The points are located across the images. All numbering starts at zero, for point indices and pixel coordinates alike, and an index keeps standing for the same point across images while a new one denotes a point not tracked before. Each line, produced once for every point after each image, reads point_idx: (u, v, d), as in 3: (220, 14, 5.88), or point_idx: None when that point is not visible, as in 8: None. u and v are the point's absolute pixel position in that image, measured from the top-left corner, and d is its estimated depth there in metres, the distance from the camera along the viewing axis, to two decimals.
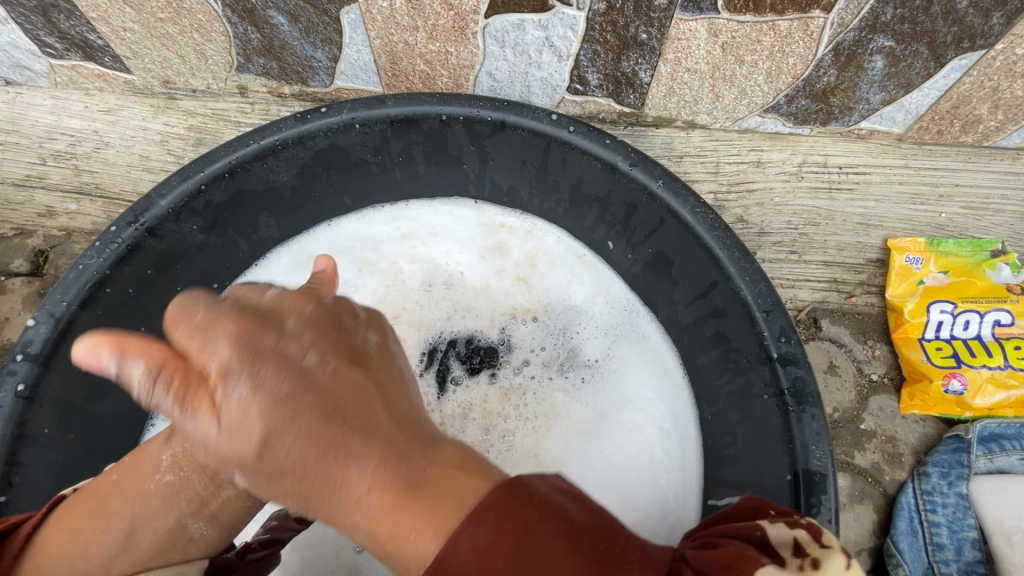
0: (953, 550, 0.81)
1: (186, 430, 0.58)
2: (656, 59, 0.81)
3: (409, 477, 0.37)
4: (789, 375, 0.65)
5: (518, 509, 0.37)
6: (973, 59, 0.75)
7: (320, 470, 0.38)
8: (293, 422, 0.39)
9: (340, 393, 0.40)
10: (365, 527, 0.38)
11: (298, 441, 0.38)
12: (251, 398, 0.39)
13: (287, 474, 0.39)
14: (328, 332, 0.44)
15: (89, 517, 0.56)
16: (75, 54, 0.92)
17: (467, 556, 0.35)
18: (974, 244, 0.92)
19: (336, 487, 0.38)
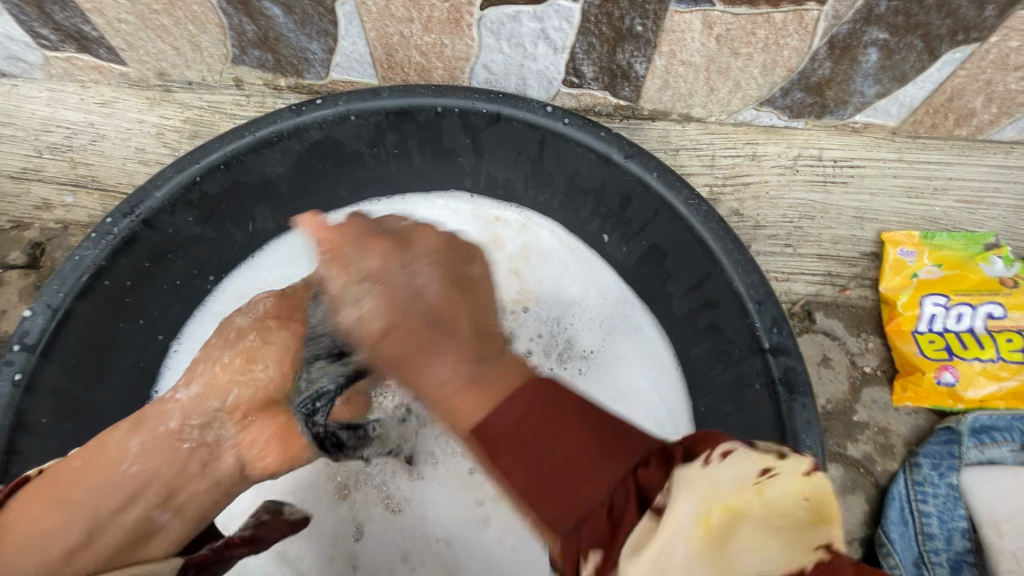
0: (943, 540, 0.82)
1: (156, 417, 0.62)
2: (651, 51, 0.81)
3: (475, 371, 0.48)
4: (781, 365, 0.65)
5: (548, 392, 0.45)
6: (967, 52, 0.75)
7: (420, 352, 0.51)
8: (411, 315, 0.53)
9: (441, 306, 0.53)
10: (439, 406, 0.49)
11: (404, 331, 0.53)
12: (389, 291, 0.55)
13: (394, 352, 0.53)
14: (441, 260, 0.57)
15: (47, 506, 0.56)
16: (69, 46, 0.92)
17: (503, 416, 0.44)
18: (967, 237, 0.92)
19: (427, 369, 0.50)
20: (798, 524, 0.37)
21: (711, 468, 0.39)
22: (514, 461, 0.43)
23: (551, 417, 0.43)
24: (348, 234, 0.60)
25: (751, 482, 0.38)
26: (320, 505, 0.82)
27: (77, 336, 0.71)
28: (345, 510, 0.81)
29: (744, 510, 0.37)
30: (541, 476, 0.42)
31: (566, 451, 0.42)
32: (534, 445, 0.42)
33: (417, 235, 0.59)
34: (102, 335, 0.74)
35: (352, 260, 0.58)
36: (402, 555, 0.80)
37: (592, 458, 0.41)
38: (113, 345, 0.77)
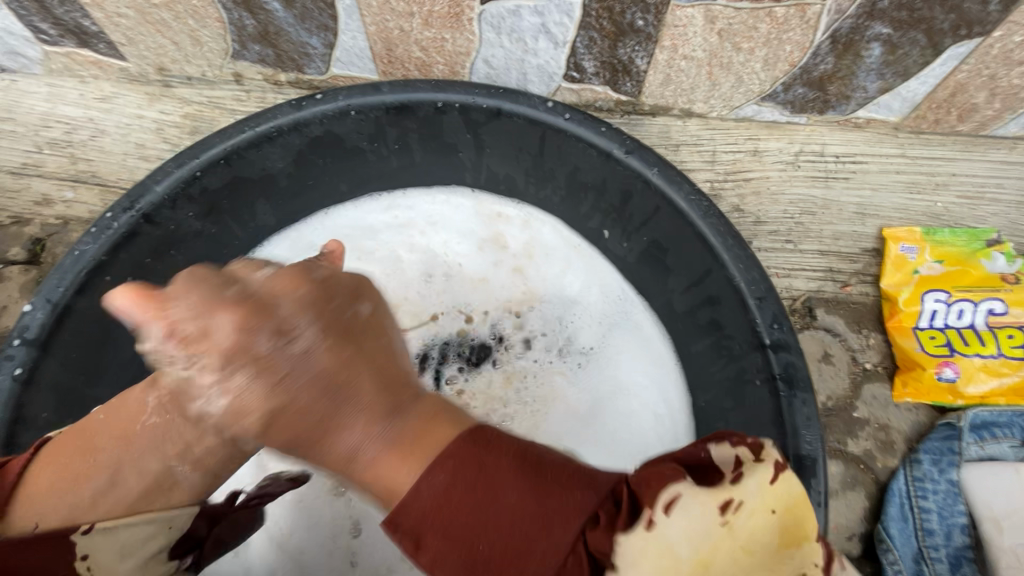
0: (942, 535, 0.82)
1: (169, 369, 0.59)
2: (652, 46, 0.80)
3: (389, 434, 0.50)
4: (781, 361, 0.65)
5: (478, 453, 0.48)
6: (971, 47, 0.74)
7: (329, 429, 0.51)
8: (301, 397, 0.51)
9: (330, 375, 0.51)
10: (363, 479, 0.50)
11: (292, 414, 0.51)
12: (275, 378, 0.51)
13: (294, 436, 0.51)
14: (316, 310, 0.54)
15: (76, 454, 0.59)
16: (69, 41, 0.92)
17: (427, 496, 0.47)
18: (969, 234, 0.92)
19: (337, 445, 0.51)
20: (769, 552, 0.46)
21: (660, 526, 0.45)
22: (440, 553, 0.47)
23: (480, 491, 0.46)
24: (184, 303, 0.52)
25: (718, 524, 0.46)
26: (319, 500, 0.82)
27: (78, 331, 0.71)
28: (342, 506, 0.82)
29: (712, 558, 0.45)
30: (467, 551, 0.46)
31: (505, 518, 0.46)
32: (465, 513, 0.46)
33: (277, 289, 0.53)
34: (103, 330, 0.74)
35: (206, 332, 0.51)
36: (401, 551, 0.80)
37: (539, 525, 0.46)
38: (114, 339, 0.77)
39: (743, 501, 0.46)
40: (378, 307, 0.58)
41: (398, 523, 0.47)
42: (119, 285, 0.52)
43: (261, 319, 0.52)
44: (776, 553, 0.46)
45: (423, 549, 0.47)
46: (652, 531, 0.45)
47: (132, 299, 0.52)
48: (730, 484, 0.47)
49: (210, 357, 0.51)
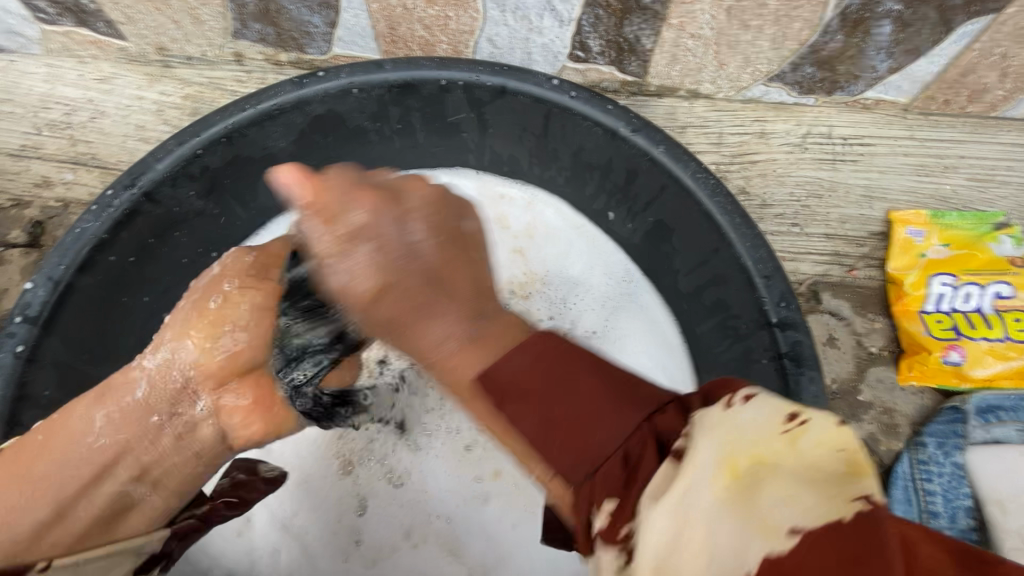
0: (947, 518, 0.82)
1: (121, 387, 0.60)
2: (659, 24, 0.79)
3: (476, 330, 0.48)
4: (788, 340, 0.65)
5: (558, 342, 0.45)
6: (983, 24, 0.73)
7: (427, 310, 0.50)
8: (407, 281, 0.50)
9: (438, 269, 0.52)
10: (437, 368, 0.48)
11: (404, 295, 0.50)
12: (384, 258, 0.51)
13: (406, 301, 0.50)
14: (434, 217, 0.55)
15: (19, 484, 0.55)
16: (68, 20, 0.91)
17: (510, 371, 0.44)
18: (977, 217, 0.91)
19: (422, 337, 0.49)
20: (834, 476, 0.34)
21: (733, 412, 0.38)
22: (523, 411, 0.43)
23: (562, 376, 0.43)
24: (337, 183, 0.55)
25: (777, 429, 0.36)
26: (322, 482, 0.82)
27: (81, 310, 0.70)
28: (349, 485, 0.82)
29: (775, 460, 0.35)
30: (542, 415, 0.42)
31: (569, 403, 0.42)
32: (542, 396, 0.42)
33: (408, 185, 0.56)
34: (105, 310, 0.74)
35: (342, 217, 0.53)
36: (405, 531, 0.80)
37: (599, 417, 0.41)
38: (115, 319, 0.76)
39: (813, 422, 0.36)
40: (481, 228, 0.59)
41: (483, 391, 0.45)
42: (282, 163, 0.54)
43: (373, 206, 0.53)
44: (841, 475, 0.33)
45: (511, 402, 0.43)
46: (716, 417, 0.39)
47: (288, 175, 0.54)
48: (800, 408, 0.38)
49: (324, 246, 0.53)
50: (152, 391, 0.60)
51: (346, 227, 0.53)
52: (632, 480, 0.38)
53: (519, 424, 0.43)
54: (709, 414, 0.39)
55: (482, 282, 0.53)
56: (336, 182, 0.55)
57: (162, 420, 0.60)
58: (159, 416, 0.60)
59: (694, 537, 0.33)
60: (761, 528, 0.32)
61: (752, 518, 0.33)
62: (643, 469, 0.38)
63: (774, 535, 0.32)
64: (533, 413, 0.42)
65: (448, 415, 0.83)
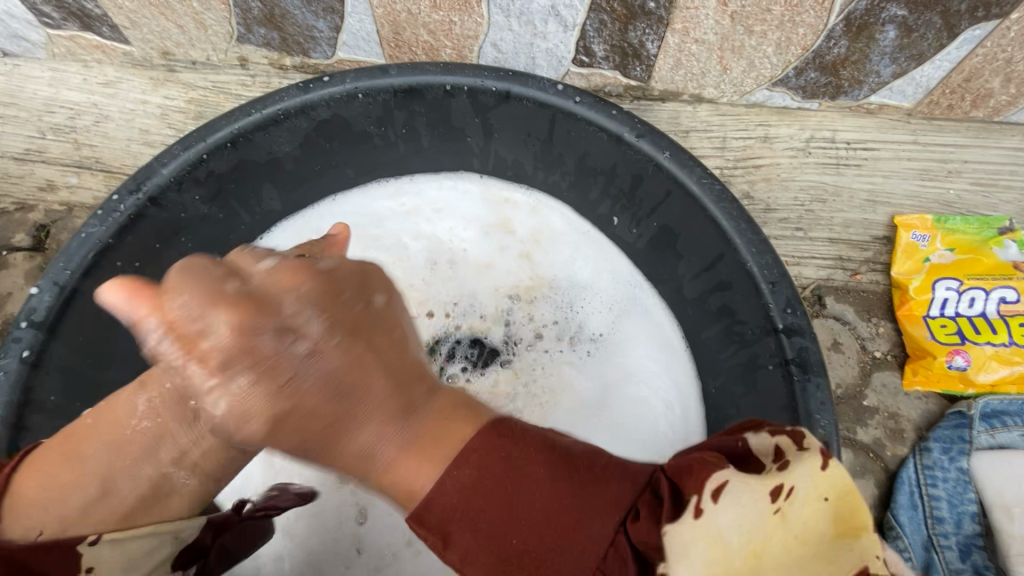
0: (953, 523, 0.82)
1: (159, 373, 0.55)
2: (663, 29, 0.79)
3: (407, 432, 0.47)
4: (795, 346, 0.65)
5: (495, 446, 0.47)
6: (987, 29, 0.73)
7: (343, 434, 0.47)
8: (309, 397, 0.46)
9: (343, 377, 0.47)
10: (379, 485, 0.48)
11: (300, 420, 0.46)
12: (270, 387, 0.45)
13: (317, 420, 0.46)
14: (324, 310, 0.48)
15: (59, 462, 0.54)
16: (73, 24, 0.91)
17: (453, 497, 0.45)
18: (981, 222, 0.91)
19: (352, 447, 0.47)
20: (823, 554, 0.46)
21: (708, 518, 0.45)
22: (467, 544, 0.46)
23: (518, 475, 0.46)
24: (183, 299, 0.44)
25: (770, 512, 0.46)
26: (326, 488, 0.82)
27: (86, 315, 0.70)
28: (347, 494, 0.82)
29: (765, 551, 0.45)
30: (501, 553, 0.45)
31: (535, 531, 0.45)
32: (490, 506, 0.46)
33: (279, 284, 0.48)
34: (110, 315, 0.74)
35: (200, 343, 0.44)
36: (407, 538, 0.80)
37: (563, 535, 0.45)
38: (120, 324, 0.76)
39: (799, 489, 0.47)
40: (392, 301, 0.54)
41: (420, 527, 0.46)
42: (108, 280, 0.46)
43: (210, 301, 0.44)
44: (832, 547, 0.46)
45: (451, 547, 0.46)
46: (714, 515, 0.46)
47: (116, 293, 0.45)
48: (780, 474, 0.48)
49: (195, 370, 0.45)
50: (191, 374, 0.56)
51: (212, 348, 0.44)
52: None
53: (473, 569, 0.46)
54: (694, 497, 0.46)
55: (410, 378, 0.50)
56: (192, 281, 0.45)
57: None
58: (192, 398, 0.55)
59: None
60: (751, 570, 0.45)
61: None
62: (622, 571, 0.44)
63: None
64: (487, 552, 0.45)
65: None
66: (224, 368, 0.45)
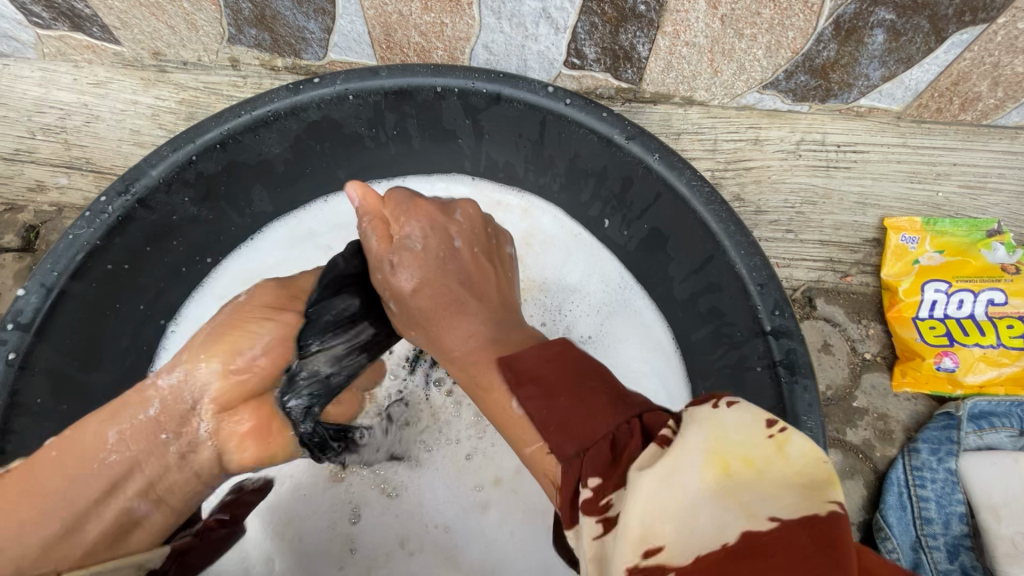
0: (941, 524, 0.83)
1: (134, 403, 0.58)
2: (654, 32, 0.79)
3: (499, 330, 0.62)
4: (783, 348, 0.65)
5: (574, 352, 0.53)
6: (974, 34, 0.74)
7: (455, 310, 0.63)
8: (448, 283, 0.64)
9: (477, 278, 0.66)
10: (468, 368, 0.60)
11: (435, 280, 0.64)
12: (427, 262, 0.65)
13: (449, 294, 0.64)
14: (478, 236, 0.69)
15: (23, 496, 0.53)
16: (62, 24, 0.90)
17: (529, 360, 0.53)
18: (970, 224, 0.92)
19: (454, 330, 0.62)
20: (814, 482, 0.37)
21: (717, 412, 0.41)
22: (533, 395, 0.50)
23: (570, 375, 0.50)
24: (400, 199, 0.68)
25: (763, 436, 0.39)
26: (315, 489, 0.82)
27: (73, 316, 0.70)
28: (341, 492, 0.81)
29: (763, 464, 0.38)
30: (548, 403, 0.49)
31: (578, 398, 0.48)
32: (551, 387, 0.50)
33: (461, 205, 0.70)
34: (98, 318, 0.74)
35: (399, 227, 0.66)
36: (400, 540, 0.80)
37: (592, 406, 0.47)
38: (109, 325, 0.76)
39: (793, 430, 0.39)
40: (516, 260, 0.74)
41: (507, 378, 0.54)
42: (356, 182, 0.66)
43: (421, 220, 0.66)
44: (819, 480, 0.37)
45: (523, 386, 0.52)
46: (706, 414, 0.41)
47: (360, 195, 0.66)
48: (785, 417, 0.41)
49: (398, 257, 0.65)
50: (164, 410, 0.58)
51: (403, 234, 0.66)
52: (615, 464, 0.42)
53: (535, 407, 0.50)
54: (704, 416, 0.41)
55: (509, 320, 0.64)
56: (429, 206, 0.68)
57: (169, 439, 0.59)
58: (167, 434, 0.58)
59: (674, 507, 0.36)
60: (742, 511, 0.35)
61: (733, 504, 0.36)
62: (626, 452, 0.42)
63: (756, 519, 0.35)
64: (544, 401, 0.49)
65: (442, 428, 0.83)
66: (410, 215, 0.66)
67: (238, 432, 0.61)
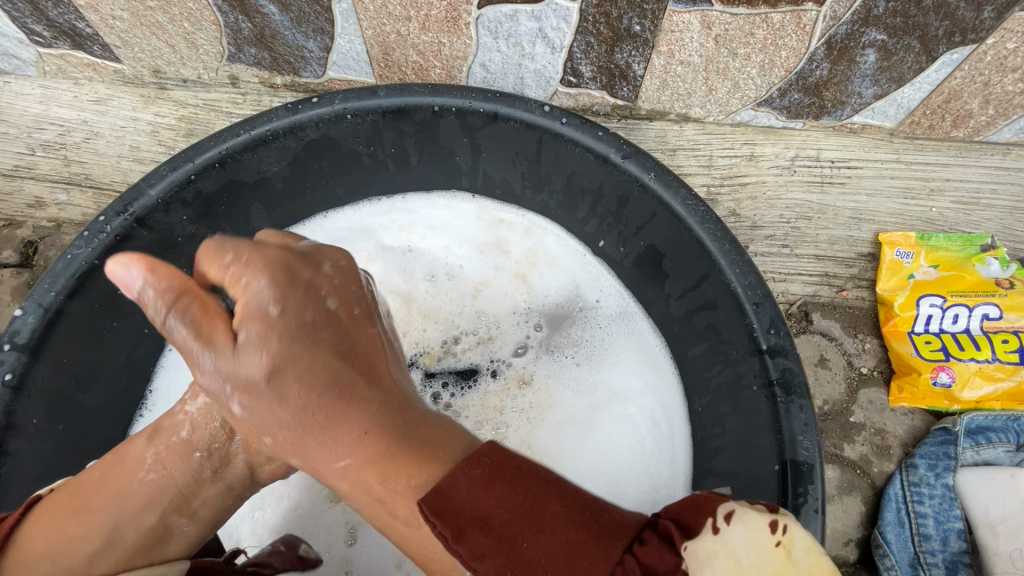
0: (939, 540, 0.83)
1: (169, 427, 0.60)
2: (649, 51, 0.80)
3: (397, 426, 0.47)
4: (778, 367, 0.65)
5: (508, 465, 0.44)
6: (964, 53, 0.75)
7: (325, 411, 0.47)
8: (330, 415, 0.47)
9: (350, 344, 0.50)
10: (361, 493, 0.47)
11: (309, 404, 0.47)
12: (311, 390, 0.47)
13: (323, 426, 0.47)
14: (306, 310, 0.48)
15: (70, 514, 0.56)
16: (63, 43, 0.92)
17: (458, 492, 0.43)
18: (963, 239, 0.92)
19: (342, 440, 0.47)
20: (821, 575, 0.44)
21: (723, 534, 0.44)
22: (478, 546, 0.42)
23: (506, 521, 0.42)
24: (174, 314, 0.46)
25: (770, 543, 0.44)
26: (315, 506, 0.81)
27: (69, 336, 0.70)
28: (338, 514, 0.81)
29: None
30: (506, 554, 0.42)
31: (536, 543, 0.42)
32: (498, 533, 0.42)
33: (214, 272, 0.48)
34: (95, 339, 0.74)
35: (242, 350, 0.46)
36: (396, 559, 0.79)
37: (569, 551, 0.42)
38: (108, 344, 0.76)
39: (793, 529, 0.45)
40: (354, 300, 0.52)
41: (430, 512, 0.42)
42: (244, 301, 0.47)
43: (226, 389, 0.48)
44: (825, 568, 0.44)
45: (464, 540, 0.42)
46: (711, 544, 0.43)
47: (128, 272, 0.45)
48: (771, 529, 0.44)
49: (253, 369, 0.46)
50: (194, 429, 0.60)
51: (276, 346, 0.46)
52: None
53: (485, 566, 0.42)
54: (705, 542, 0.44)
55: (396, 405, 0.49)
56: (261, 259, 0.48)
57: (203, 457, 0.59)
58: (200, 452, 0.59)
59: None
60: None
61: None
62: None
63: None
64: (502, 554, 0.42)
65: None
66: (272, 324, 0.46)
67: (264, 446, 0.60)
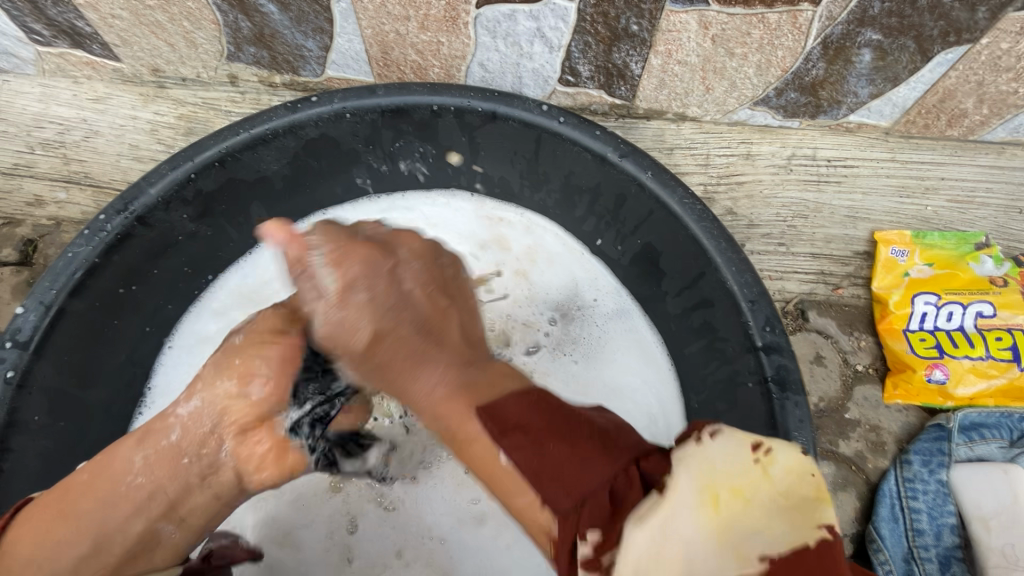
0: (932, 535, 0.84)
1: (160, 430, 0.58)
2: (646, 50, 0.81)
3: (466, 377, 0.56)
4: (773, 364, 0.66)
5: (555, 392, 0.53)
6: (959, 53, 0.75)
7: (402, 344, 0.57)
8: (404, 347, 0.58)
9: (427, 307, 0.60)
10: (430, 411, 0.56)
11: (387, 341, 0.57)
12: (394, 323, 0.58)
13: (404, 354, 0.57)
14: (423, 271, 0.62)
15: (58, 518, 0.56)
16: (62, 42, 0.92)
17: (511, 404, 0.52)
18: (958, 237, 0.93)
19: (416, 373, 0.57)
20: (801, 505, 0.42)
21: (704, 446, 0.46)
22: (520, 447, 0.49)
23: (552, 425, 0.50)
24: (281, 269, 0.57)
25: (745, 464, 0.44)
26: (315, 502, 0.82)
27: (69, 334, 0.70)
28: (339, 503, 0.82)
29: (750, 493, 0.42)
30: (538, 450, 0.48)
31: (566, 446, 0.48)
32: (542, 433, 0.49)
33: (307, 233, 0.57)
34: (95, 336, 0.74)
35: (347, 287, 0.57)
36: (397, 549, 0.80)
37: (585, 457, 0.48)
38: (109, 341, 0.76)
39: (773, 453, 0.45)
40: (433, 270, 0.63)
41: (487, 420, 0.51)
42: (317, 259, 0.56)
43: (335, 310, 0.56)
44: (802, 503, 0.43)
45: (508, 436, 0.50)
46: (692, 453, 0.45)
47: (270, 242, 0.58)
48: (763, 441, 0.46)
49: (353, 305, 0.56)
50: (185, 435, 0.58)
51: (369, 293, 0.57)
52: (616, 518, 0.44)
53: (520, 456, 0.49)
54: (686, 451, 0.46)
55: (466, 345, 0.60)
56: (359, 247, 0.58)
57: (191, 462, 0.58)
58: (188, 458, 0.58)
59: (671, 552, 0.40)
60: (734, 554, 0.40)
61: (727, 542, 0.40)
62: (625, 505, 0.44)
63: (747, 561, 0.39)
64: (533, 449, 0.49)
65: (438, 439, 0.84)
66: (367, 274, 0.57)
67: (257, 454, 0.57)
